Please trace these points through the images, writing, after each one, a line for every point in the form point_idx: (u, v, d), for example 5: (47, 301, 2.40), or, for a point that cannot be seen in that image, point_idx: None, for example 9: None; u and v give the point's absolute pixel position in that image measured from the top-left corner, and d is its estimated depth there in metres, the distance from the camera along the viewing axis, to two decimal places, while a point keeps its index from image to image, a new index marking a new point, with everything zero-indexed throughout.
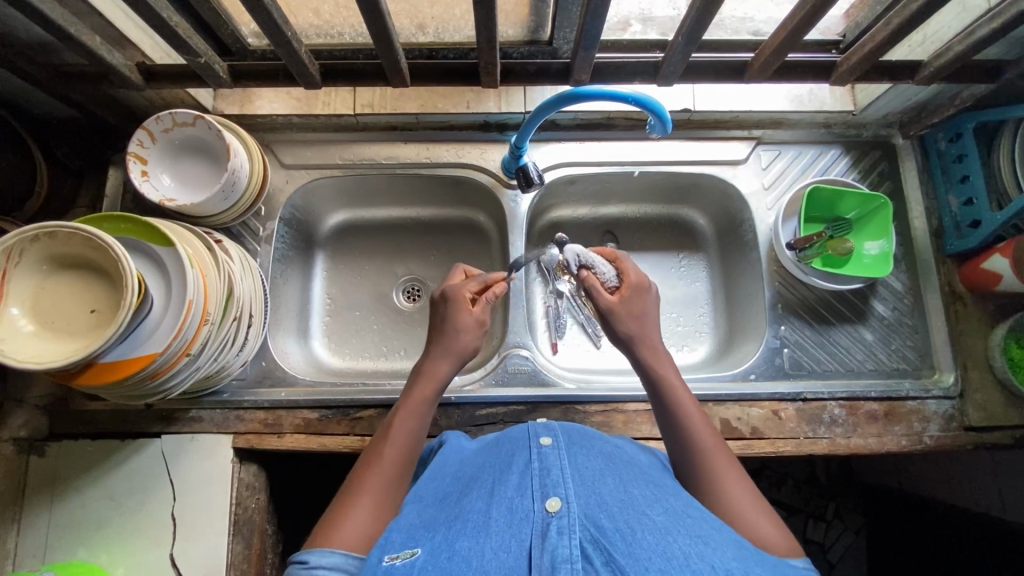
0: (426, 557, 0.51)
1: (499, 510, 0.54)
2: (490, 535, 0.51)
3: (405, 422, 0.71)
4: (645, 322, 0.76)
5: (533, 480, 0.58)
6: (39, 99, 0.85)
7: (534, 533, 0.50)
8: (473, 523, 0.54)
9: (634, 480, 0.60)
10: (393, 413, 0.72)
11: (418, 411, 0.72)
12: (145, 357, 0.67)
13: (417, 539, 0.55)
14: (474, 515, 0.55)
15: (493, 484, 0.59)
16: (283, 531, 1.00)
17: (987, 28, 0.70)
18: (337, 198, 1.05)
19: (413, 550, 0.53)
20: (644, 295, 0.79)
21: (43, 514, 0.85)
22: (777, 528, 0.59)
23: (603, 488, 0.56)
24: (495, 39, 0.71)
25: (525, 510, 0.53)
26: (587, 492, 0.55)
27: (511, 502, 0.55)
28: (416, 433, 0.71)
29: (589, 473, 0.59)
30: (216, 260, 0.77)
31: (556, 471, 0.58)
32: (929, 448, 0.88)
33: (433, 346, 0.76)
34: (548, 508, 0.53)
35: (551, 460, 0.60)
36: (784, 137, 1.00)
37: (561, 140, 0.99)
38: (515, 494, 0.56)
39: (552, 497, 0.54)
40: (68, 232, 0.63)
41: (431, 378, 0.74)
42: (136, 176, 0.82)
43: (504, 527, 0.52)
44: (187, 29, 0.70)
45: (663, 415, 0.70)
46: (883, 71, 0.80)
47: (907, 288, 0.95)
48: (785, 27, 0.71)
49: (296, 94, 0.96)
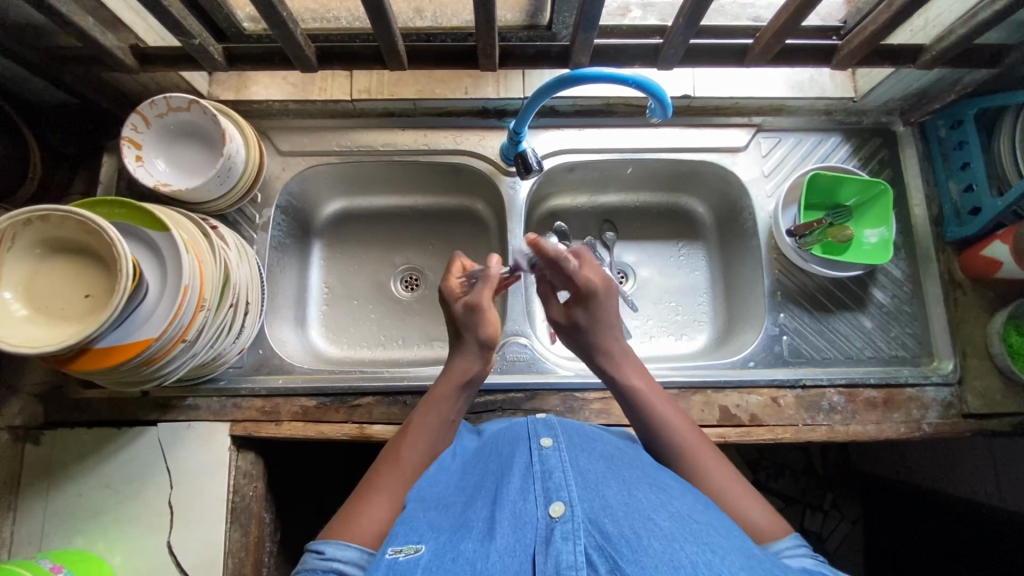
0: (430, 556, 0.51)
1: (503, 514, 0.54)
2: (495, 538, 0.51)
3: (424, 420, 0.71)
4: (597, 330, 0.73)
5: (536, 483, 0.58)
6: (31, 83, 0.84)
7: (538, 538, 0.51)
8: (478, 527, 0.54)
9: (637, 481, 0.59)
10: (414, 412, 0.73)
11: (440, 410, 0.72)
12: (141, 343, 0.66)
13: (421, 536, 0.55)
14: (479, 520, 0.55)
15: (497, 487, 0.59)
16: (282, 519, 1.00)
17: (990, 10, 0.70)
18: (334, 186, 1.05)
19: (416, 546, 0.53)
20: (597, 302, 0.73)
21: (40, 502, 0.84)
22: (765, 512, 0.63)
23: (606, 490, 0.56)
24: (493, 20, 0.70)
25: (530, 514, 0.54)
26: (591, 495, 0.55)
27: (515, 506, 0.55)
28: (436, 431, 0.71)
29: (592, 475, 0.59)
30: (212, 248, 0.76)
31: (559, 474, 0.58)
32: (928, 435, 0.88)
33: (456, 344, 0.76)
34: (551, 513, 0.53)
35: (553, 462, 0.61)
36: (784, 124, 0.99)
37: (560, 127, 0.98)
38: (518, 497, 0.56)
39: (555, 502, 0.54)
40: (60, 215, 0.63)
41: (452, 377, 0.73)
42: (130, 160, 0.81)
43: (508, 531, 0.52)
44: (182, 10, 0.69)
45: (640, 419, 0.70)
46: (885, 55, 0.80)
47: (906, 276, 0.95)
48: (786, 10, 0.70)
49: (293, 80, 0.95)
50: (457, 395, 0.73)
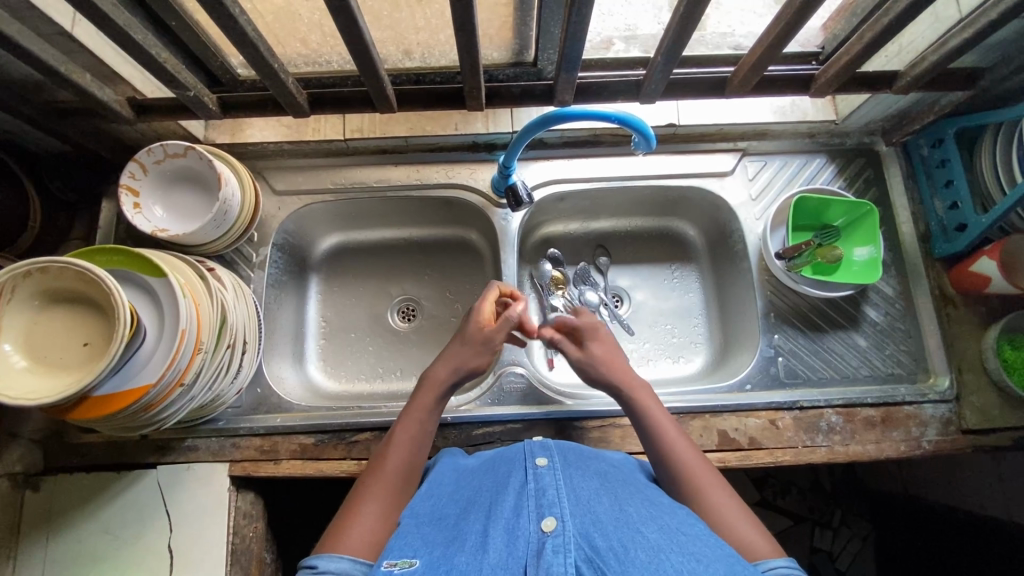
0: (424, 569, 0.51)
1: (497, 529, 0.54)
2: (488, 551, 0.52)
3: (406, 430, 0.71)
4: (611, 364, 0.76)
5: (529, 500, 0.58)
6: (30, 135, 0.86)
7: (529, 552, 0.51)
8: (471, 541, 0.54)
9: (630, 497, 0.60)
10: (393, 425, 0.73)
11: (419, 421, 0.72)
12: (139, 389, 0.67)
13: (416, 550, 0.55)
14: (472, 534, 0.55)
15: (491, 505, 0.59)
16: (282, 558, 0.99)
17: (960, 38, 0.72)
18: (328, 222, 1.06)
19: (411, 560, 0.53)
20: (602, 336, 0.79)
21: (39, 550, 0.84)
22: (762, 535, 0.61)
23: (598, 506, 0.57)
24: (478, 64, 0.72)
25: (521, 530, 0.54)
26: (582, 511, 0.56)
27: (508, 522, 0.55)
28: (419, 442, 0.71)
29: (585, 493, 0.59)
30: (208, 288, 0.78)
31: (552, 490, 0.58)
32: (928, 453, 0.88)
33: (441, 355, 0.77)
34: (543, 528, 0.53)
35: (547, 480, 0.61)
36: (769, 148, 1.01)
37: (549, 158, 1.00)
38: (512, 514, 0.56)
39: (547, 517, 0.54)
40: (59, 266, 0.64)
41: (432, 388, 0.74)
42: (128, 209, 0.83)
43: (500, 545, 0.52)
44: (177, 65, 0.72)
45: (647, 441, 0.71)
46: (860, 81, 0.82)
47: (898, 293, 0.96)
48: (762, 45, 0.72)
49: (287, 122, 0.98)
50: (437, 405, 0.74)
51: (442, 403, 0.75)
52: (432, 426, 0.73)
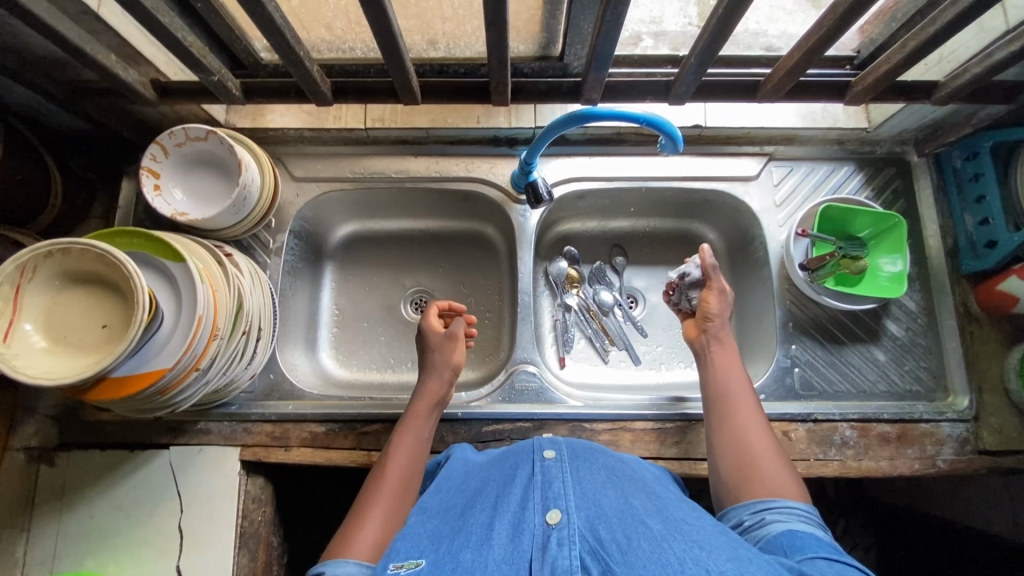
0: (430, 567, 0.51)
1: (503, 523, 0.54)
2: (494, 545, 0.52)
3: (405, 437, 0.74)
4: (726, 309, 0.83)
5: (535, 493, 0.58)
6: (52, 112, 0.86)
7: (534, 546, 0.51)
8: (476, 535, 0.54)
9: (635, 490, 0.60)
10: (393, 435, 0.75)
11: (418, 427, 0.76)
12: (155, 373, 0.67)
13: (421, 550, 0.55)
14: (477, 527, 0.55)
15: (497, 496, 0.59)
16: (288, 543, 1.00)
17: (1006, 50, 0.69)
18: (345, 211, 1.06)
19: (417, 561, 0.53)
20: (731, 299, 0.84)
21: (53, 523, 0.85)
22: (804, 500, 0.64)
23: (604, 499, 0.57)
24: (506, 59, 0.71)
25: (526, 523, 0.54)
26: (587, 504, 0.56)
27: (514, 516, 0.55)
28: (418, 447, 0.74)
29: (591, 486, 0.59)
30: (227, 274, 0.78)
31: (558, 483, 0.58)
32: (942, 472, 0.87)
33: (425, 368, 0.83)
34: (548, 520, 0.53)
35: (554, 473, 0.61)
36: (796, 154, 0.99)
37: (571, 154, 0.99)
38: (518, 508, 0.56)
39: (552, 510, 0.55)
40: (81, 248, 0.64)
41: (430, 395, 0.79)
42: (148, 190, 0.83)
43: (505, 540, 0.52)
44: (201, 49, 0.71)
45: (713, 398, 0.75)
46: (898, 91, 0.79)
47: (920, 308, 0.94)
48: (800, 50, 0.70)
49: (308, 108, 0.97)
50: (433, 412, 0.78)
51: (438, 411, 0.80)
52: (429, 431, 0.76)
